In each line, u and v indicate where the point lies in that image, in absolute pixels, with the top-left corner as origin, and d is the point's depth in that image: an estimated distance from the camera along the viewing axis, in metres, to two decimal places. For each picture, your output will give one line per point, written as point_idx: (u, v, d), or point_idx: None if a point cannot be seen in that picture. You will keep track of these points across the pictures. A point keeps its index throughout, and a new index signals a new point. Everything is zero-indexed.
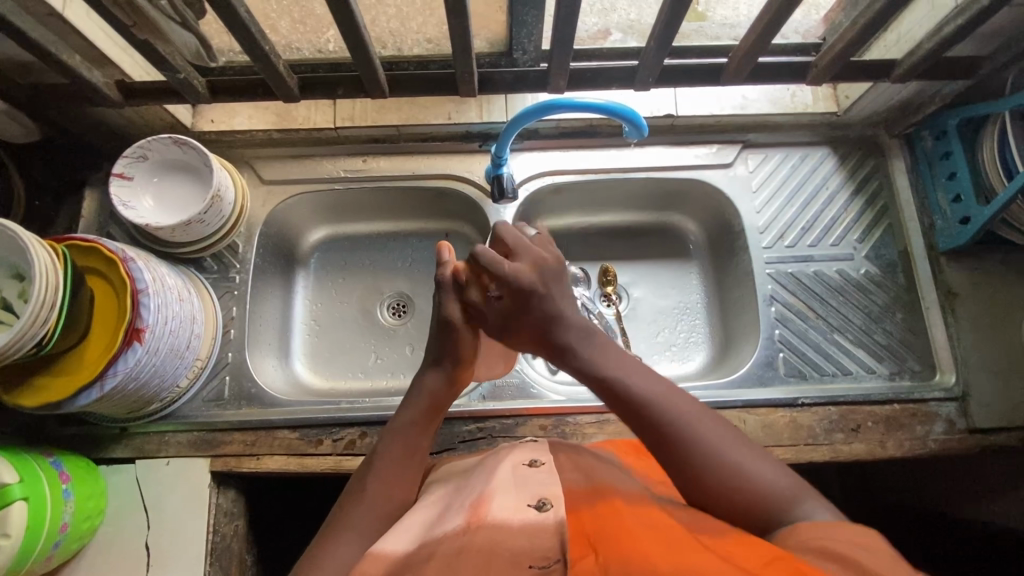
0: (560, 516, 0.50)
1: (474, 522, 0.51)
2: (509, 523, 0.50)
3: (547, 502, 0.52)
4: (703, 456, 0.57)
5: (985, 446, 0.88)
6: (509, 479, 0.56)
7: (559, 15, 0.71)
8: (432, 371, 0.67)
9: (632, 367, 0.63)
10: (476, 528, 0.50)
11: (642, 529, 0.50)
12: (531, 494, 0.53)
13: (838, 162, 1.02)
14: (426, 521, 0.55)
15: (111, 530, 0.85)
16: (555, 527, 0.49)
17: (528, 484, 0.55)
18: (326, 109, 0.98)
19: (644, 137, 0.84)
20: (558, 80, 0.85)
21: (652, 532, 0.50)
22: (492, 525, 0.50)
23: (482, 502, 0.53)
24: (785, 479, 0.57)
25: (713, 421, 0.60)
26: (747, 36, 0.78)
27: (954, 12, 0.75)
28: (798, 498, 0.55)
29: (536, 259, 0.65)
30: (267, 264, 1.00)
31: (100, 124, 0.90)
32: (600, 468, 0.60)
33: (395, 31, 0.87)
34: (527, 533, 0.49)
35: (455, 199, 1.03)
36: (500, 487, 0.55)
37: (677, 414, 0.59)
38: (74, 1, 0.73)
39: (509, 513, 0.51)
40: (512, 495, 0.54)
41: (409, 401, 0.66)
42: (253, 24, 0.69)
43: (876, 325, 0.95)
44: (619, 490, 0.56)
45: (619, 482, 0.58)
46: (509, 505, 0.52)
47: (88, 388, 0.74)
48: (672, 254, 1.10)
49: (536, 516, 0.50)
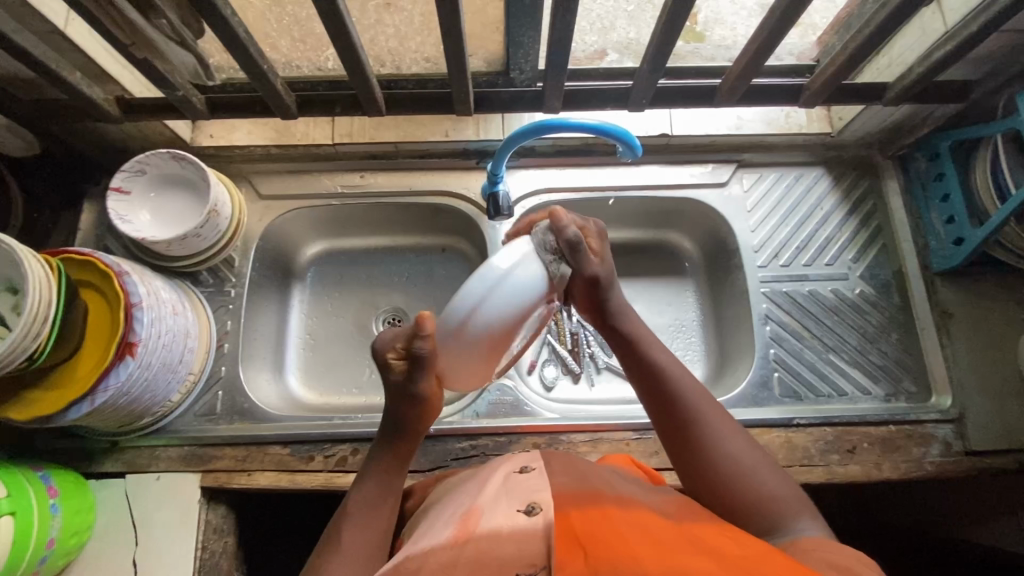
0: (549, 520, 0.50)
1: (465, 533, 0.50)
2: (498, 532, 0.50)
3: (536, 506, 0.51)
4: (710, 445, 0.59)
5: (982, 469, 0.87)
6: (500, 488, 0.56)
7: (554, 37, 0.72)
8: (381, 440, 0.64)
9: (660, 347, 0.65)
10: (466, 540, 0.50)
11: (626, 527, 0.50)
12: (519, 499, 0.53)
13: (832, 183, 1.03)
14: (415, 536, 0.54)
15: (100, 545, 0.84)
16: (543, 532, 0.49)
17: (517, 491, 0.54)
18: (325, 125, 1.00)
19: (638, 157, 0.85)
20: (554, 101, 0.86)
21: (638, 529, 0.50)
22: (482, 536, 0.50)
23: (472, 513, 0.52)
24: (786, 489, 0.57)
25: (722, 412, 0.62)
26: (740, 60, 0.79)
27: (943, 37, 0.77)
28: (793, 507, 0.56)
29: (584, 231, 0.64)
30: (263, 278, 1.01)
31: (100, 138, 0.91)
32: (589, 469, 0.60)
33: (393, 50, 0.86)
34: (516, 540, 0.49)
35: (452, 215, 1.04)
36: (490, 497, 0.54)
37: (691, 401, 0.61)
38: (76, 19, 0.74)
39: (500, 522, 0.51)
40: (500, 505, 0.53)
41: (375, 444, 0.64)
42: (252, 44, 0.70)
43: (871, 346, 0.95)
44: (608, 492, 0.56)
45: (610, 484, 0.58)
46: (499, 513, 0.52)
47: (78, 402, 0.73)
48: (668, 271, 1.10)
49: (524, 522, 0.50)
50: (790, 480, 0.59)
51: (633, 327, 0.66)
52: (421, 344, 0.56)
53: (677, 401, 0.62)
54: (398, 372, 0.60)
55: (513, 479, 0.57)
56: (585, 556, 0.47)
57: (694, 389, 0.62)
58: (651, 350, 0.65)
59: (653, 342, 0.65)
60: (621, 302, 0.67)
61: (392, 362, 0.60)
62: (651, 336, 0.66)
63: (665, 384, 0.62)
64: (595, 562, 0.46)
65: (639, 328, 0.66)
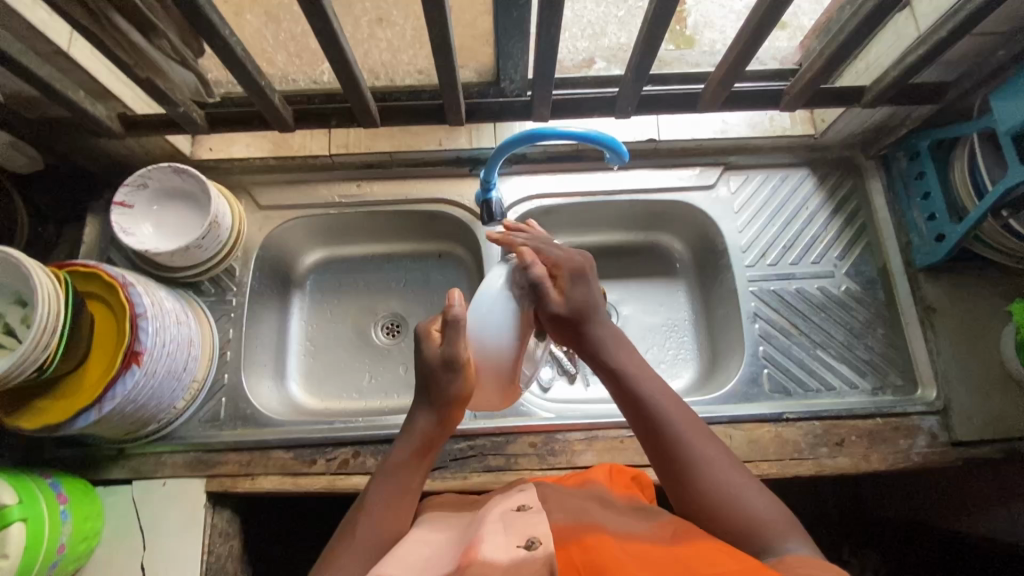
0: (550, 551, 0.51)
1: (467, 561, 0.51)
2: (499, 562, 0.50)
3: (536, 542, 0.53)
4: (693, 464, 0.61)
5: (968, 459, 0.89)
6: (499, 524, 0.57)
7: (541, 49, 0.75)
8: (422, 411, 0.68)
9: (646, 372, 0.68)
10: (468, 566, 0.51)
11: (626, 558, 0.52)
12: (519, 535, 0.54)
13: (816, 183, 1.05)
14: (420, 552, 0.57)
15: (109, 550, 0.86)
16: (544, 561, 0.50)
17: (517, 526, 0.55)
18: (321, 137, 1.03)
19: (626, 163, 0.87)
20: (543, 110, 0.89)
21: (634, 558, 0.53)
22: (483, 563, 0.51)
23: (474, 545, 0.54)
24: (771, 508, 0.58)
25: (705, 433, 0.64)
26: (721, 66, 0.82)
27: (916, 41, 0.79)
28: (783, 530, 0.56)
29: (573, 262, 0.72)
30: (263, 287, 1.03)
31: (102, 154, 0.93)
32: (591, 506, 0.63)
33: (387, 63, 0.89)
34: (516, 570, 0.49)
35: (447, 222, 1.06)
36: (489, 532, 0.56)
37: (676, 422, 0.64)
38: (79, 40, 0.76)
39: (499, 554, 0.52)
40: (500, 538, 0.54)
41: (403, 437, 0.68)
42: (249, 60, 0.72)
43: (858, 341, 0.98)
44: (607, 527, 0.58)
45: (606, 520, 0.60)
46: (499, 545, 0.53)
47: (87, 410, 0.75)
48: (659, 273, 1.12)
49: (525, 555, 0.51)
50: (779, 501, 0.59)
51: (622, 355, 0.69)
52: (456, 311, 0.65)
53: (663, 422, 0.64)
54: (435, 344, 0.68)
55: (511, 515, 0.59)
56: None
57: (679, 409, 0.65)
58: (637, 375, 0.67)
59: (638, 366, 0.68)
60: (608, 331, 0.70)
61: (434, 333, 0.68)
62: (639, 365, 0.68)
63: (651, 407, 0.65)
64: None
65: (625, 355, 0.69)
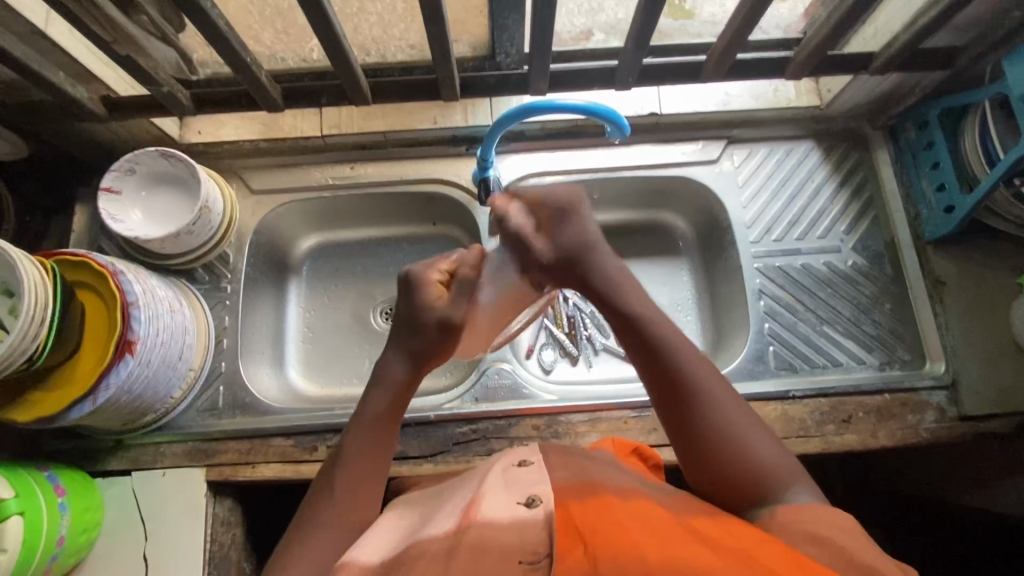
0: (549, 510, 0.53)
1: (466, 521, 0.53)
2: (499, 521, 0.52)
3: (536, 498, 0.54)
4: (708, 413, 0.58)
5: (977, 433, 0.88)
6: (501, 480, 0.59)
7: (538, 19, 0.72)
8: (400, 360, 0.65)
9: (655, 316, 0.62)
10: (467, 527, 0.52)
11: (627, 517, 0.52)
12: (519, 492, 0.56)
13: (822, 156, 1.03)
14: (416, 528, 0.57)
15: (110, 541, 0.85)
16: (544, 521, 0.52)
17: (517, 484, 0.58)
18: (312, 117, 1.00)
19: (627, 137, 0.84)
20: (540, 84, 0.86)
21: (638, 518, 0.52)
22: (482, 523, 0.52)
23: (474, 504, 0.55)
24: (780, 456, 0.58)
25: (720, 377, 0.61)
26: (724, 34, 0.79)
27: (928, 3, 0.76)
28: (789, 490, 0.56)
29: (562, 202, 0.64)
30: (258, 273, 1.01)
31: (89, 139, 0.91)
32: (588, 464, 0.63)
33: (378, 39, 0.86)
34: (517, 529, 0.51)
35: (444, 203, 1.04)
36: (490, 488, 0.58)
37: (693, 380, 0.59)
38: (56, 19, 0.74)
39: (498, 512, 0.53)
40: (499, 497, 0.56)
41: (369, 400, 0.64)
42: (234, 37, 0.69)
43: (865, 317, 0.96)
44: (606, 485, 0.57)
45: (606, 476, 0.60)
46: (500, 503, 0.55)
47: (81, 402, 0.74)
48: (663, 251, 1.10)
49: (525, 513, 0.53)
50: (788, 450, 0.59)
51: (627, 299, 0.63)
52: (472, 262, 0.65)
53: (676, 377, 0.59)
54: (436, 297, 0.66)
55: (514, 471, 0.61)
56: (584, 545, 0.49)
57: (699, 360, 0.61)
58: (647, 320, 0.62)
59: (648, 311, 0.62)
60: (609, 275, 0.63)
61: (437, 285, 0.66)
62: (646, 306, 0.62)
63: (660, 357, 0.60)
64: (593, 551, 0.48)
65: (631, 295, 0.63)
